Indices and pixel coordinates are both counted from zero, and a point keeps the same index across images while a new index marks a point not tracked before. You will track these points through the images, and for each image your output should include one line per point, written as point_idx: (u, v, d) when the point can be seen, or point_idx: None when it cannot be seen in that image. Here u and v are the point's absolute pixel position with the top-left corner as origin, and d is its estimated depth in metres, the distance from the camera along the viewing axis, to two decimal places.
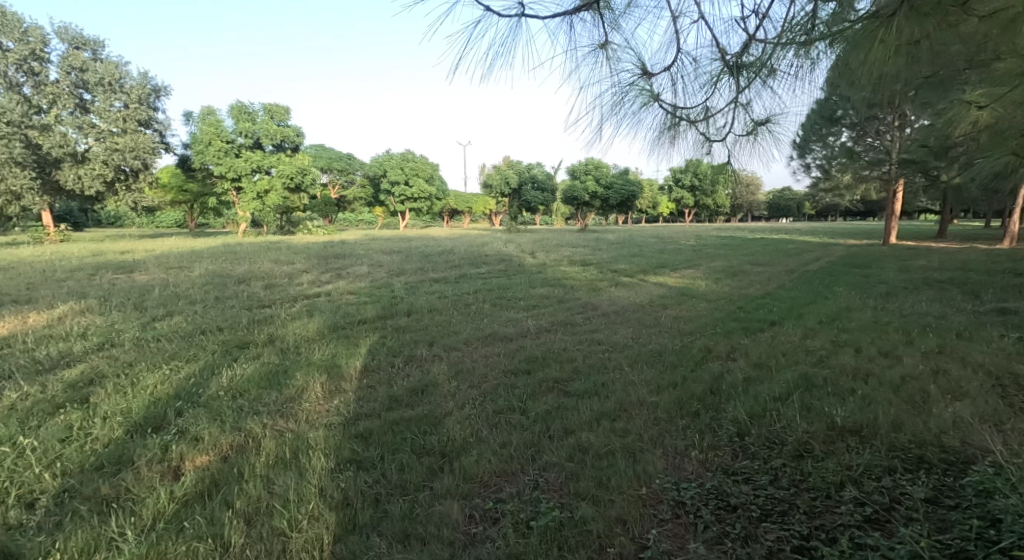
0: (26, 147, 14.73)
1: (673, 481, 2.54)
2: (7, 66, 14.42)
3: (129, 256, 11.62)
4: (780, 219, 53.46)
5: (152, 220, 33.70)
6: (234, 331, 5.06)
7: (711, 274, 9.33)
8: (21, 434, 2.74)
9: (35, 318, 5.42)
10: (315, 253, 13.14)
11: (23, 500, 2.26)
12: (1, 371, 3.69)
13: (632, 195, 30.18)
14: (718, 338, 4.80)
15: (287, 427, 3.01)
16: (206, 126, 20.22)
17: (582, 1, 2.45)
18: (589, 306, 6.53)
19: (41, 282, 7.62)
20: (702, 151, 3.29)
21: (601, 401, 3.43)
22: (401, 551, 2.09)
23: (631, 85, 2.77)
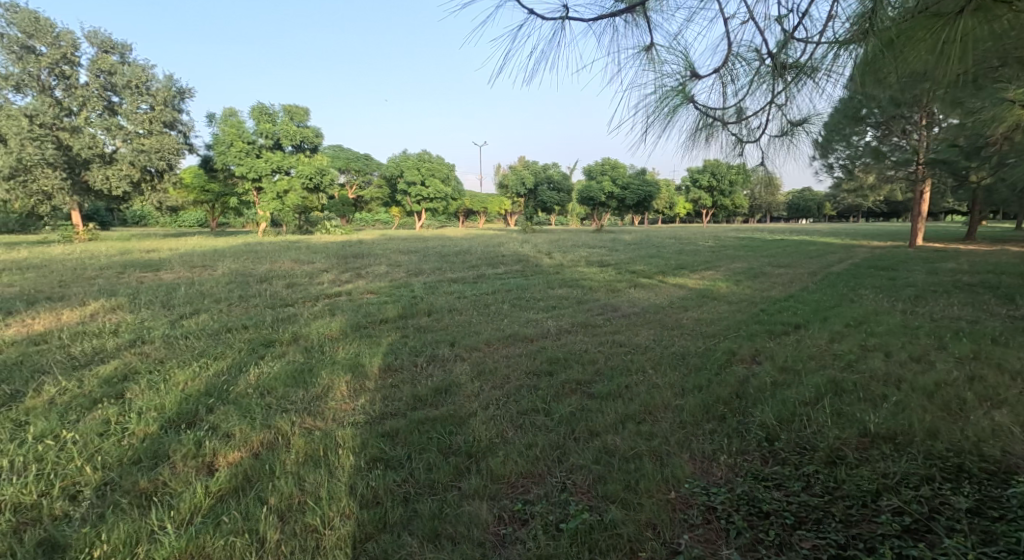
0: (58, 148, 15.20)
1: (702, 486, 2.51)
2: (40, 70, 14.85)
3: (154, 255, 11.87)
4: (800, 220, 52.66)
5: (175, 220, 34.41)
6: (259, 329, 5.14)
7: (732, 276, 9.21)
8: (62, 428, 2.81)
9: (69, 315, 5.57)
10: (333, 253, 13.27)
11: (66, 492, 2.32)
12: (39, 366, 3.79)
13: (649, 195, 29.99)
14: (742, 341, 4.72)
15: (315, 425, 3.04)
16: (227, 126, 20.59)
17: (625, 4, 2.45)
18: (608, 307, 6.50)
19: (73, 280, 7.84)
20: (734, 152, 3.29)
21: (625, 403, 3.40)
22: (432, 551, 2.10)
23: (667, 88, 2.79)
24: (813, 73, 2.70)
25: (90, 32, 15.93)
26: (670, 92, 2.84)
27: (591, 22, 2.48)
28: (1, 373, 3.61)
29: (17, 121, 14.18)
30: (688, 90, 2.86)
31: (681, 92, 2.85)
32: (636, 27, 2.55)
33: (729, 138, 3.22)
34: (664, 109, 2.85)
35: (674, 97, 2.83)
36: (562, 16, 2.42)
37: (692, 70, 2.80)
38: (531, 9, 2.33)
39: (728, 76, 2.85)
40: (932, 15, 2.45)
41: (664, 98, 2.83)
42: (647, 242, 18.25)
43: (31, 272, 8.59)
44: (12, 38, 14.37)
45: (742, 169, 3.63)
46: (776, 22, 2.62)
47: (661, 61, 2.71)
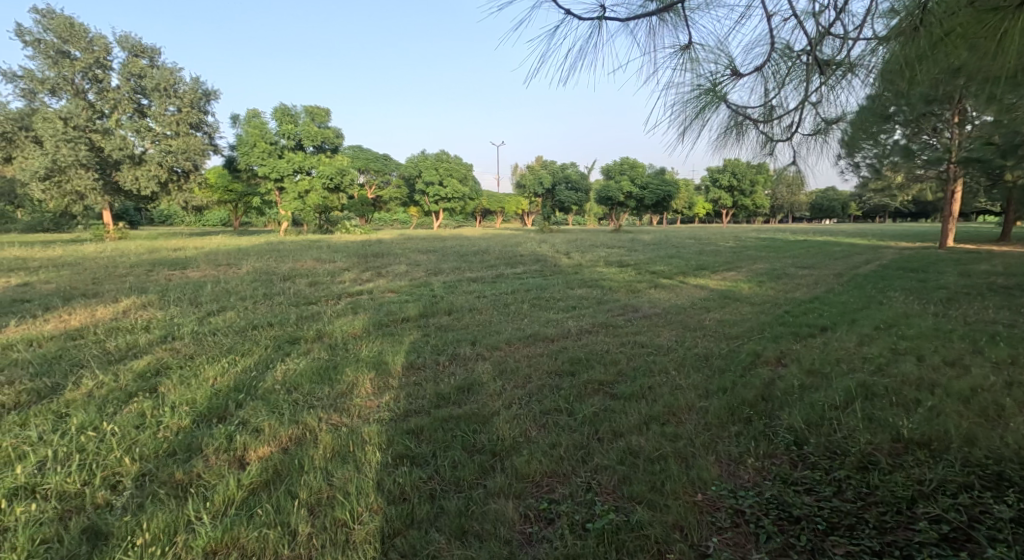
0: (90, 150, 15.68)
1: (730, 489, 2.47)
2: (74, 74, 15.31)
3: (182, 253, 12.15)
4: (823, 221, 51.46)
5: (200, 220, 35.25)
6: (284, 327, 5.22)
7: (755, 277, 9.07)
8: (100, 420, 2.89)
9: (103, 311, 5.74)
10: (353, 252, 13.40)
11: (108, 481, 2.39)
12: (77, 360, 3.91)
13: (668, 195, 29.63)
14: (767, 343, 4.64)
15: (342, 422, 3.08)
16: (251, 127, 20.87)
17: (664, 4, 2.44)
18: (629, 308, 6.45)
19: (104, 277, 8.07)
20: (765, 152, 3.30)
21: (648, 404, 3.37)
22: (459, 548, 2.11)
23: (701, 87, 2.80)
24: (853, 70, 2.69)
25: (122, 36, 16.38)
26: (702, 92, 2.85)
27: (625, 22, 2.48)
28: (42, 367, 3.73)
29: (53, 123, 14.74)
30: (720, 88, 2.87)
31: (712, 90, 2.85)
32: (671, 26, 2.55)
33: (759, 138, 3.23)
34: (696, 109, 2.86)
35: (706, 96, 2.84)
36: (597, 16, 2.43)
37: (726, 70, 2.81)
38: (568, 10, 2.35)
39: (762, 73, 2.85)
40: (986, 9, 2.32)
41: (696, 97, 2.84)
42: (667, 242, 18.09)
43: (65, 269, 8.85)
44: (48, 44, 14.94)
45: (760, 167, 3.58)
46: (812, 17, 2.61)
47: (694, 59, 2.71)
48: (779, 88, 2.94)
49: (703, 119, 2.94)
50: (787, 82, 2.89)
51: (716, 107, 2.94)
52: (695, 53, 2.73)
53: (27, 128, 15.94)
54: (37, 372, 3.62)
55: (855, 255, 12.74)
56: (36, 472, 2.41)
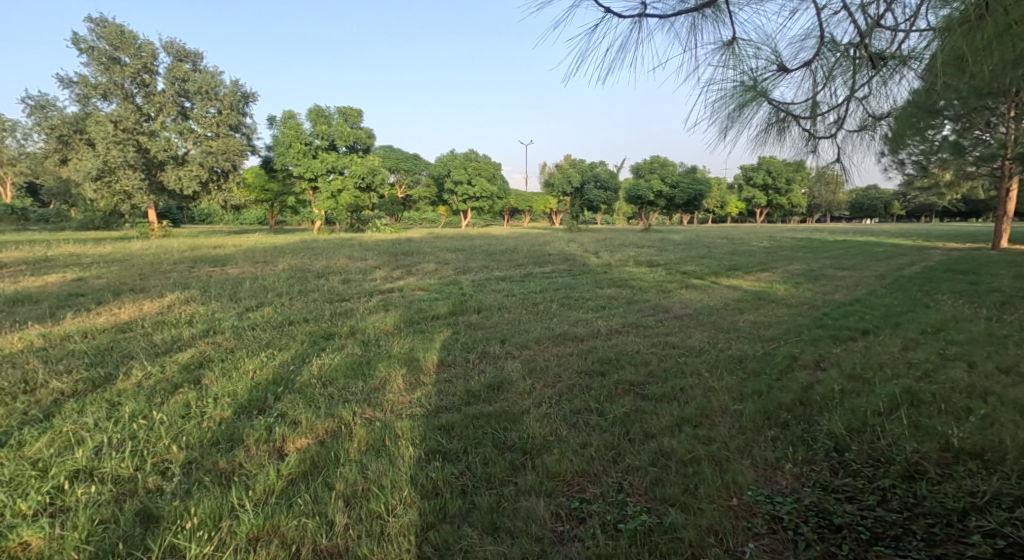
0: (137, 151, 16.37)
1: (767, 494, 2.42)
2: (124, 79, 16.01)
3: (221, 250, 12.55)
4: (864, 221, 49.62)
5: (238, 218, 36.48)
6: (318, 323, 5.35)
7: (791, 277, 8.84)
8: (149, 409, 3.03)
9: (150, 305, 6.01)
10: (384, 251, 13.61)
11: (157, 468, 2.51)
12: (127, 352, 4.11)
13: (700, 194, 28.99)
14: (805, 346, 4.52)
15: (375, 416, 3.14)
16: (286, 129, 21.27)
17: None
18: (659, 308, 6.37)
19: (151, 274, 8.41)
20: (806, 150, 3.26)
21: (680, 406, 3.32)
22: (492, 543, 2.12)
23: (742, 83, 2.75)
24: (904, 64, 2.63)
25: (167, 42, 17.03)
26: (744, 88, 2.80)
27: (665, 18, 2.45)
28: (96, 357, 3.93)
29: (104, 126, 15.53)
30: (761, 84, 2.82)
31: (753, 86, 2.81)
32: (714, 21, 2.51)
33: (800, 135, 3.19)
34: (736, 105, 2.82)
35: (748, 93, 2.80)
36: (637, 13, 2.42)
37: (768, 66, 2.76)
38: (608, 8, 2.34)
39: (808, 68, 2.81)
40: None
41: (736, 94, 2.80)
42: (699, 242, 17.79)
43: (115, 265, 9.28)
44: (101, 51, 15.68)
45: (798, 167, 3.53)
46: (861, 10, 2.54)
47: (736, 56, 2.66)
48: (825, 83, 2.89)
49: (744, 115, 2.90)
50: (833, 76, 2.82)
51: (757, 103, 2.89)
52: (738, 48, 2.69)
53: (80, 131, 16.74)
54: (91, 362, 3.82)
55: (900, 256, 12.24)
56: (93, 455, 2.54)
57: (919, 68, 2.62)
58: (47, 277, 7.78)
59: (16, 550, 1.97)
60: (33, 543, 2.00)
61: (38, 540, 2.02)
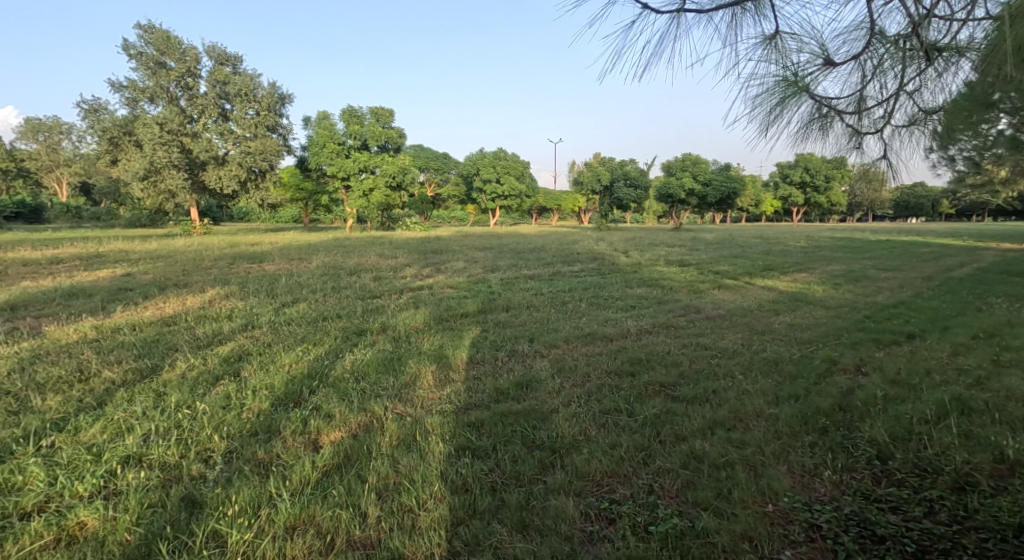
0: (181, 152, 17.02)
1: (805, 501, 2.36)
2: (169, 83, 16.66)
3: (258, 247, 12.93)
4: (909, 220, 47.61)
5: (274, 216, 37.53)
6: (350, 319, 5.46)
7: (830, 278, 8.57)
8: (192, 400, 3.16)
9: (192, 300, 6.24)
10: (414, 249, 13.78)
11: (200, 456, 2.61)
12: (171, 344, 4.29)
13: (734, 192, 28.26)
14: (845, 350, 4.38)
15: (406, 411, 3.20)
16: (320, 129, 21.78)
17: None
18: (690, 309, 6.27)
19: (193, 269, 8.73)
20: (851, 146, 3.17)
21: (712, 409, 3.27)
22: (522, 540, 2.14)
23: (784, 78, 2.69)
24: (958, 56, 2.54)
25: (209, 46, 17.61)
26: (786, 83, 2.74)
27: (704, 14, 2.41)
28: (144, 348, 4.12)
29: (151, 128, 16.22)
30: (803, 78, 2.75)
31: (795, 80, 2.74)
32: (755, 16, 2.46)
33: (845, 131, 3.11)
34: (777, 101, 2.76)
35: (789, 88, 2.73)
36: (675, 8, 2.38)
37: (812, 61, 2.70)
38: (646, 4, 2.31)
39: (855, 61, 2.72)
40: None
41: (778, 89, 2.74)
42: (731, 242, 17.39)
43: (160, 261, 9.68)
44: (148, 56, 16.36)
45: (839, 165, 3.44)
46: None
47: (779, 49, 2.59)
48: (874, 76, 2.80)
49: (785, 110, 2.83)
50: (881, 68, 2.74)
51: (799, 98, 2.82)
52: (782, 41, 2.62)
53: (129, 132, 17.50)
54: (139, 353, 4.00)
55: (949, 257, 11.67)
56: (141, 442, 2.67)
57: (977, 59, 2.52)
58: (98, 271, 8.18)
59: (74, 529, 2.09)
60: (89, 524, 2.11)
61: (93, 520, 2.12)
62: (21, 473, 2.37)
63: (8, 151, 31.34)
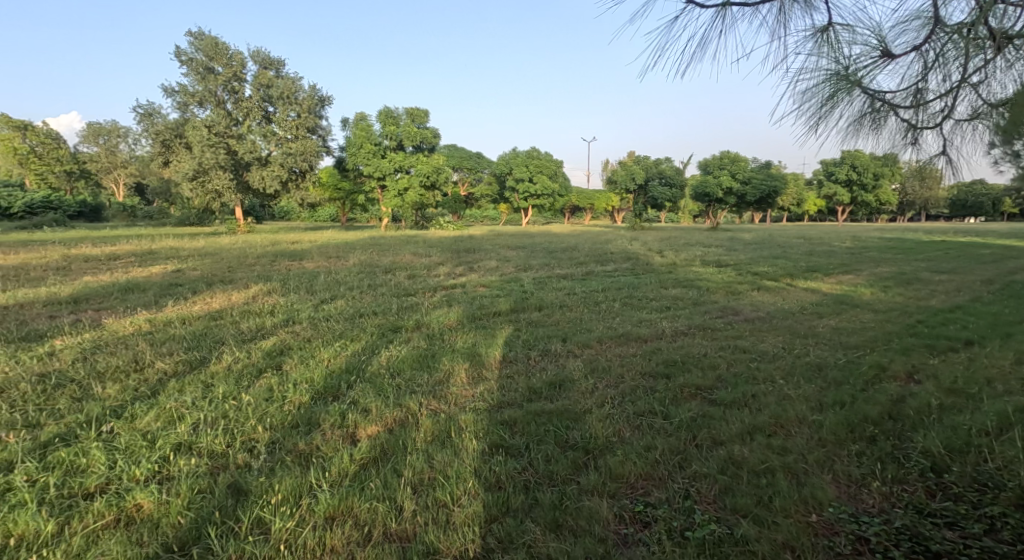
0: (228, 153, 17.70)
1: (851, 512, 2.27)
2: (217, 87, 17.32)
3: (297, 245, 13.32)
4: (965, 218, 45.11)
5: (312, 215, 38.57)
6: (386, 316, 5.55)
7: (878, 281, 8.20)
8: (238, 391, 3.28)
9: (237, 295, 6.48)
10: (447, 247, 13.92)
11: (246, 445, 2.71)
12: (218, 337, 4.47)
13: (774, 190, 27.41)
14: (895, 355, 4.19)
15: (440, 408, 3.23)
16: (358, 130, 22.23)
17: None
18: (728, 310, 6.11)
19: (237, 266, 9.06)
20: (909, 138, 3.08)
21: (752, 413, 3.18)
22: (555, 540, 2.14)
23: (834, 72, 2.67)
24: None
25: (254, 51, 18.23)
26: (837, 76, 2.72)
27: (751, 7, 2.37)
28: (193, 341, 4.31)
29: (200, 131, 16.93)
30: (857, 71, 2.70)
31: (847, 74, 2.71)
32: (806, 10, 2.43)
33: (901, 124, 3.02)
34: (827, 96, 2.76)
35: (840, 82, 2.71)
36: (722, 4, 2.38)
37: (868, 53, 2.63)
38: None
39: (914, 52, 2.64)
40: None
41: (829, 83, 2.71)
42: (772, 242, 16.84)
43: (206, 258, 10.09)
44: (198, 61, 17.04)
45: (892, 161, 3.31)
46: None
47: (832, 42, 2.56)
48: (934, 67, 2.70)
49: (836, 103, 2.81)
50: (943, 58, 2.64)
51: (852, 91, 2.77)
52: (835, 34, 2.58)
53: (180, 135, 18.28)
54: (189, 346, 4.18)
55: (1010, 259, 10.98)
56: (191, 430, 2.79)
57: None
58: (151, 267, 8.58)
59: (132, 510, 2.20)
60: (145, 506, 2.22)
61: (149, 503, 2.23)
62: (84, 455, 2.52)
63: (70, 155, 33.28)
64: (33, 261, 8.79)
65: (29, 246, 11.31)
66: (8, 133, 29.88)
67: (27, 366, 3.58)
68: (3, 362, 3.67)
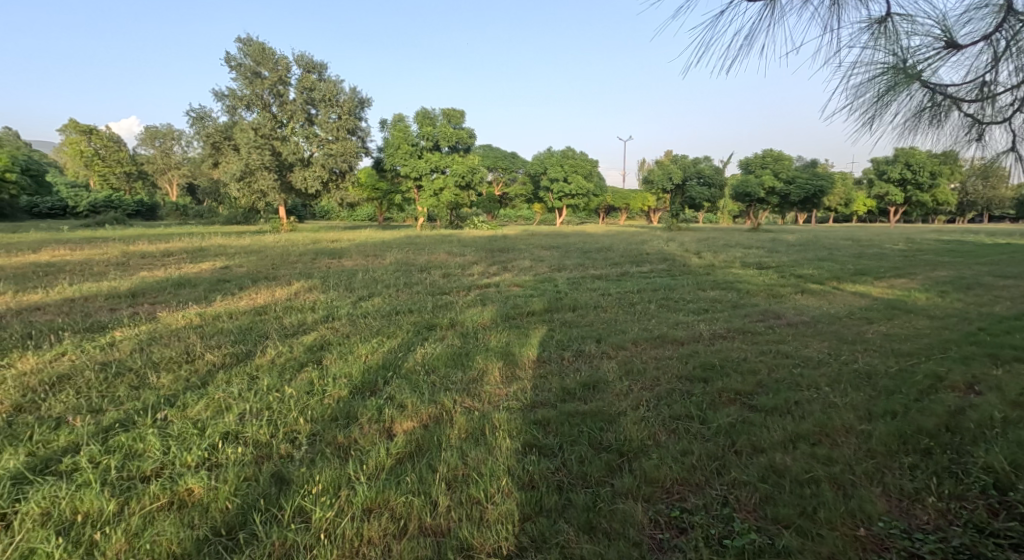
0: (273, 155, 18.32)
1: (903, 528, 2.18)
2: (263, 91, 17.92)
3: (336, 244, 13.66)
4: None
5: (350, 215, 39.46)
6: (421, 314, 5.63)
7: (933, 285, 7.79)
8: (280, 384, 3.40)
9: (280, 292, 6.70)
10: (482, 247, 14.00)
11: (288, 437, 2.80)
12: (262, 332, 4.63)
13: (820, 190, 26.43)
14: (952, 365, 3.97)
15: (474, 406, 3.26)
16: (395, 131, 22.62)
17: None
18: (770, 314, 5.94)
19: (280, 264, 9.36)
20: (973, 133, 2.97)
21: (795, 421, 3.09)
22: (589, 542, 2.12)
23: (891, 65, 2.62)
24: None
25: (298, 55, 18.77)
26: (894, 69, 2.67)
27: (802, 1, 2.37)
28: (239, 335, 4.47)
29: (247, 133, 17.63)
30: (914, 64, 2.65)
31: (905, 67, 2.65)
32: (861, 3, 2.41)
33: (963, 118, 2.92)
34: (883, 90, 2.71)
35: (898, 75, 2.66)
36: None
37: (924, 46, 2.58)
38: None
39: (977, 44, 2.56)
40: None
41: (885, 77, 2.66)
42: (818, 243, 16.21)
43: (251, 255, 10.47)
44: (246, 66, 17.67)
45: (953, 159, 3.18)
46: None
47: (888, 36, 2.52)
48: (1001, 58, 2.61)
49: (894, 98, 2.75)
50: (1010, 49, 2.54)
51: (910, 85, 2.71)
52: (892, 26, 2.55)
53: (229, 137, 19.04)
54: (235, 340, 4.35)
55: None
56: (238, 420, 2.91)
57: None
58: (201, 264, 8.97)
59: (184, 494, 2.31)
60: (195, 491, 2.33)
61: (199, 488, 2.34)
62: (141, 440, 2.66)
63: (130, 157, 35.14)
64: (95, 257, 9.33)
65: (91, 243, 11.99)
66: (75, 137, 31.78)
67: (90, 355, 3.81)
68: (68, 350, 3.90)
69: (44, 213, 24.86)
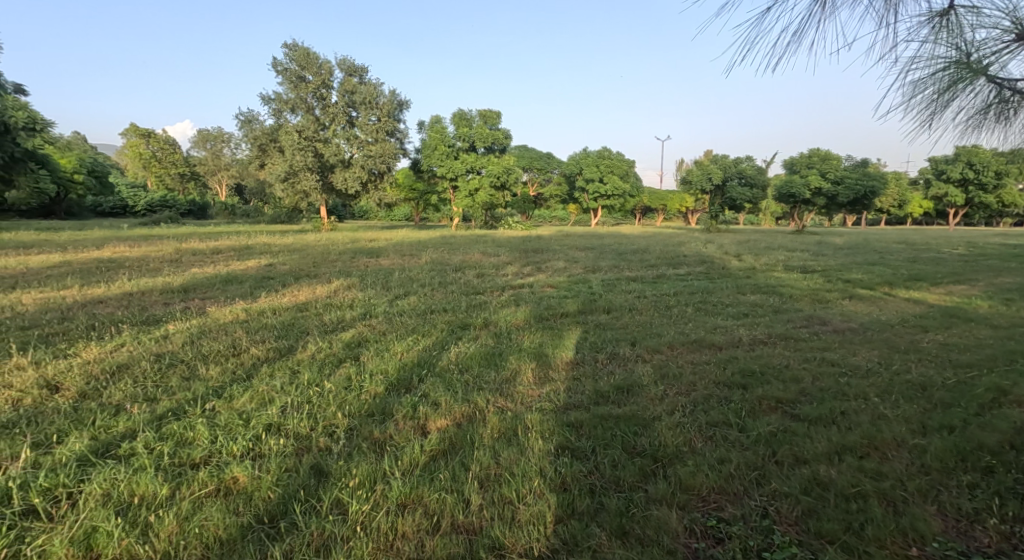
0: (315, 156, 18.83)
1: (960, 550, 2.07)
2: (307, 94, 18.47)
3: (374, 243, 13.93)
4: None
5: (388, 215, 40.18)
6: (456, 313, 5.69)
7: (995, 292, 7.33)
8: (320, 378, 3.50)
9: (321, 289, 6.90)
10: (517, 247, 14.05)
11: (327, 430, 2.88)
12: (303, 328, 4.78)
13: (871, 191, 25.30)
14: (1016, 378, 3.74)
15: (506, 406, 3.28)
16: (433, 133, 22.96)
17: None
18: (814, 319, 5.73)
19: (321, 262, 9.63)
20: None
21: (840, 432, 2.98)
22: (622, 547, 2.11)
23: (953, 60, 2.50)
24: None
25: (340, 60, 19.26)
26: (958, 64, 2.54)
27: None
28: (281, 330, 4.63)
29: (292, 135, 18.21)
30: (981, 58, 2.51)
31: (970, 61, 2.52)
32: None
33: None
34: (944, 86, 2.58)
35: (961, 70, 2.53)
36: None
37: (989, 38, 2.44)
38: None
39: None
40: None
41: (946, 73, 2.54)
42: (868, 246, 15.48)
43: (294, 253, 10.82)
44: (292, 71, 18.26)
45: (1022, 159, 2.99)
46: None
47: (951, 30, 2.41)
48: None
49: (955, 93, 2.62)
50: None
51: (974, 80, 2.57)
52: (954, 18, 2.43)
53: (274, 139, 19.70)
54: (278, 335, 4.50)
55: None
56: (281, 412, 3.02)
57: None
58: (247, 261, 9.33)
59: (230, 482, 2.41)
60: (240, 479, 2.43)
61: (244, 477, 2.43)
62: (191, 429, 2.79)
63: (184, 159, 36.83)
64: (150, 254, 9.82)
65: (147, 240, 12.61)
66: (134, 140, 33.52)
67: (146, 347, 4.01)
68: (126, 341, 4.13)
69: (106, 211, 26.36)
